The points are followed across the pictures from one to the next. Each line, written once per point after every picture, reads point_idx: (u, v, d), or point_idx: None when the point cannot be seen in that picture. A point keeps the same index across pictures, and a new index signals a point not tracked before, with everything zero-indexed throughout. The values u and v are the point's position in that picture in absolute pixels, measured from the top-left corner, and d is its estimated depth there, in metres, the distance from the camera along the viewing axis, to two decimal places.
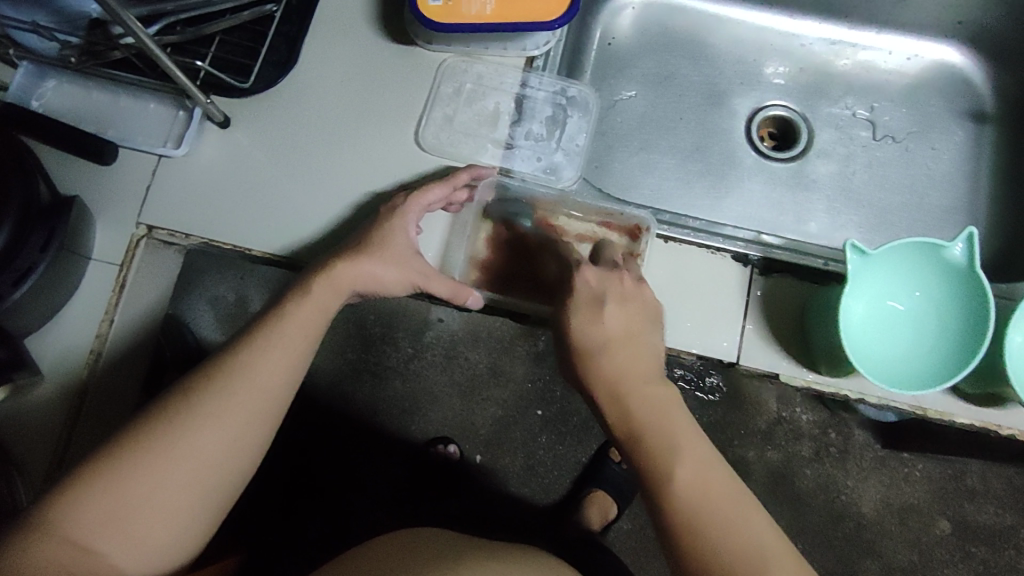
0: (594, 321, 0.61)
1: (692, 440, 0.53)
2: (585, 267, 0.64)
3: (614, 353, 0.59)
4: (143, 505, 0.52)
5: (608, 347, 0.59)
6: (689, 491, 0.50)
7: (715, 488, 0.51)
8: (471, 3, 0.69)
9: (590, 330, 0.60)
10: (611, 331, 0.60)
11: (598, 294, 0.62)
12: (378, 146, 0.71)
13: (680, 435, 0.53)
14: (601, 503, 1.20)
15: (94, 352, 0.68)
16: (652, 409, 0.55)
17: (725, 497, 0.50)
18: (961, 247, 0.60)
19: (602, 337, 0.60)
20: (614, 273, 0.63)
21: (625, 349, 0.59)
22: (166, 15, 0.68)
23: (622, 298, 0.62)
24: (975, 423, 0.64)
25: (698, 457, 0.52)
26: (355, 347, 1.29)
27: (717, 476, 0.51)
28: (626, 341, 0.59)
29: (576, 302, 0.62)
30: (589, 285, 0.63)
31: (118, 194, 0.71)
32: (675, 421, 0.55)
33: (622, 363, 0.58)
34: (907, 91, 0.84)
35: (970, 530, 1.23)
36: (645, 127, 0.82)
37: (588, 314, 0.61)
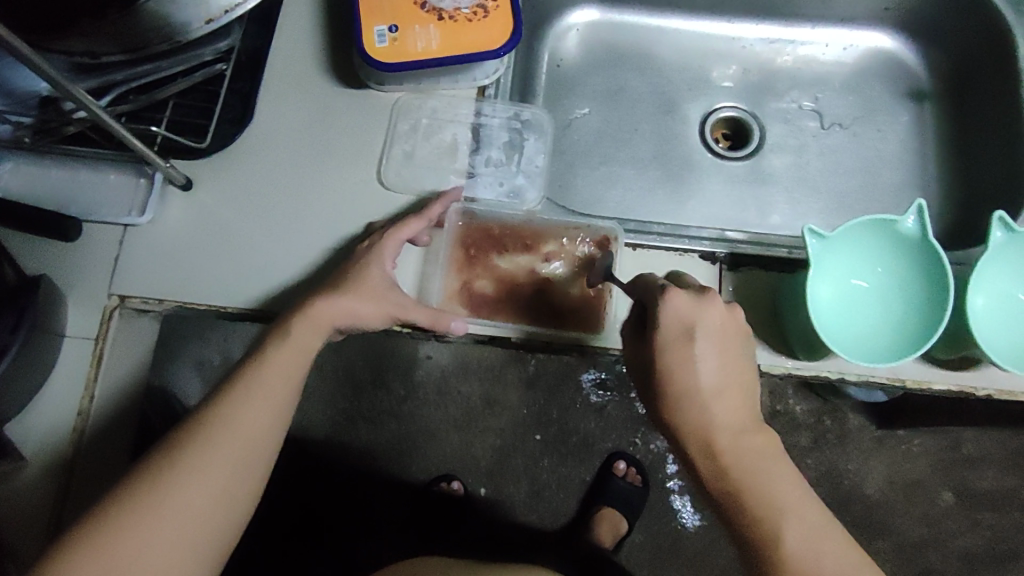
0: (692, 365, 0.54)
1: (794, 491, 0.55)
2: (673, 290, 0.55)
3: (713, 400, 0.55)
4: (134, 566, 0.52)
5: (705, 394, 0.55)
6: (800, 548, 0.54)
7: (817, 538, 0.54)
8: (417, 40, 0.71)
9: (686, 378, 0.54)
10: (707, 377, 0.55)
11: (692, 328, 0.55)
12: (343, 190, 0.72)
13: (786, 492, 0.55)
14: (610, 519, 1.19)
15: (78, 430, 0.67)
16: (754, 465, 0.55)
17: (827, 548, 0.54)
18: (913, 219, 0.62)
19: (700, 383, 0.54)
20: (708, 297, 0.55)
21: (722, 396, 0.55)
22: (117, 85, 0.69)
23: (718, 335, 0.55)
24: (952, 388, 0.65)
25: (800, 509, 0.55)
26: (346, 394, 1.28)
27: (817, 525, 0.55)
28: (723, 385, 0.55)
29: (667, 340, 0.55)
30: (680, 316, 0.55)
31: (87, 267, 0.70)
32: (777, 472, 0.55)
33: (719, 413, 0.55)
34: (848, 79, 0.87)
35: (975, 497, 1.24)
36: (602, 142, 0.83)
37: (686, 357, 0.54)
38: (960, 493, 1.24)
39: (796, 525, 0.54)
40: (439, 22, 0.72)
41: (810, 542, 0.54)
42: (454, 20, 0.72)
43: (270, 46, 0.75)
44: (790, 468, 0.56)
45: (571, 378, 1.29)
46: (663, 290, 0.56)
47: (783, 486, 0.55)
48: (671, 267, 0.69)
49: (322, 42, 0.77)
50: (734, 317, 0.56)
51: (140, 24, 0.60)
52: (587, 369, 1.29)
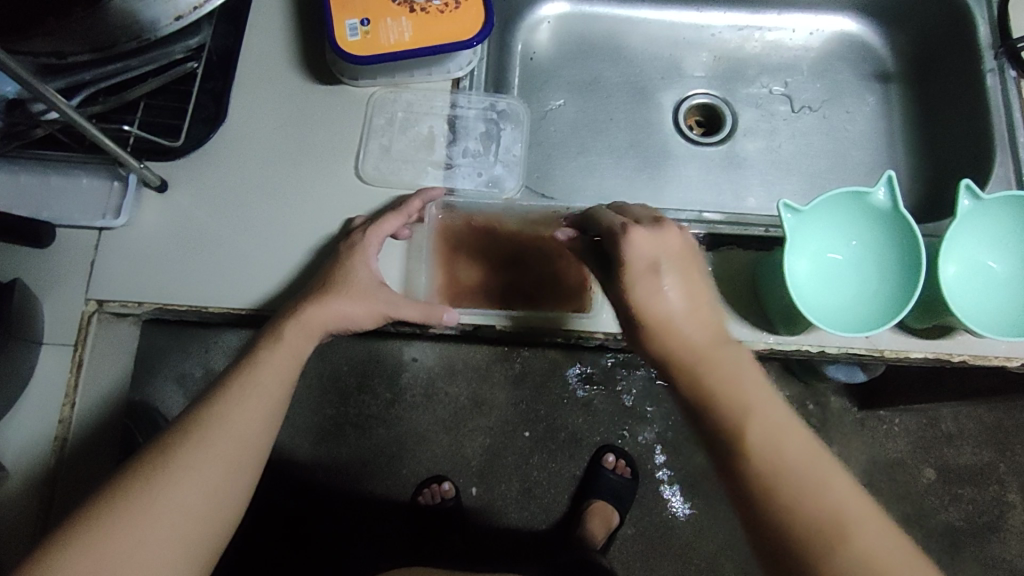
0: (659, 298, 0.53)
1: (767, 398, 0.51)
2: (632, 226, 0.54)
3: (682, 317, 0.52)
4: (126, 564, 0.52)
5: (673, 312, 0.52)
6: (776, 455, 0.49)
7: (796, 448, 0.49)
8: (389, 32, 0.71)
9: (654, 311, 0.52)
10: (673, 304, 0.53)
11: (657, 261, 0.53)
12: (322, 186, 0.72)
13: (759, 399, 0.51)
14: (603, 513, 1.18)
15: (60, 438, 0.66)
16: (725, 373, 0.51)
17: (806, 456, 0.49)
18: (883, 191, 0.64)
19: (667, 310, 0.52)
20: (663, 229, 0.55)
21: (692, 315, 0.53)
22: (84, 86, 0.68)
23: (680, 264, 0.54)
24: (929, 355, 0.67)
25: (775, 417, 0.50)
26: (333, 401, 1.26)
27: (795, 434, 0.50)
28: (691, 308, 0.53)
29: (637, 275, 0.53)
30: (642, 252, 0.54)
31: (62, 274, 0.69)
32: (748, 377, 0.51)
33: (690, 327, 0.52)
34: (816, 63, 0.89)
35: (954, 473, 1.26)
36: (578, 132, 0.84)
37: (653, 292, 0.53)
38: (940, 470, 1.26)
39: (772, 429, 0.50)
40: (410, 14, 0.72)
41: (788, 451, 0.49)
42: (426, 11, 0.72)
43: (242, 44, 0.75)
44: (764, 380, 0.52)
45: (557, 375, 1.29)
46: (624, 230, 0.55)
47: (755, 392, 0.51)
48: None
49: (294, 39, 0.76)
50: (690, 245, 0.56)
51: (110, 21, 0.60)
52: (572, 364, 1.28)
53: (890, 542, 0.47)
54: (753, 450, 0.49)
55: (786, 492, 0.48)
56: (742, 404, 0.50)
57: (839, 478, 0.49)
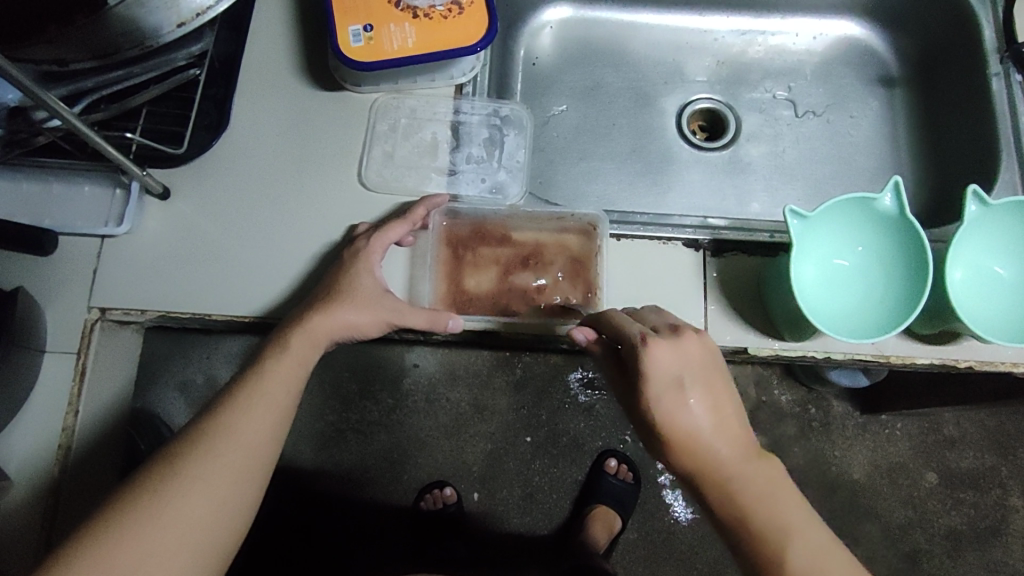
0: (678, 416, 0.53)
1: (801, 518, 0.53)
2: (652, 339, 0.54)
3: (709, 436, 0.53)
4: (133, 575, 0.52)
5: (700, 434, 0.53)
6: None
7: (831, 565, 0.52)
8: (392, 39, 0.71)
9: (673, 432, 0.53)
10: (698, 423, 0.53)
11: (679, 376, 0.53)
12: (325, 193, 0.72)
13: (794, 517, 0.53)
14: (605, 518, 1.18)
15: (63, 447, 0.65)
16: (757, 491, 0.53)
17: (839, 572, 0.52)
18: (890, 197, 0.63)
19: (693, 430, 0.53)
20: (681, 339, 0.54)
21: (721, 429, 0.54)
22: (87, 92, 0.68)
23: (703, 377, 0.54)
24: (935, 361, 0.67)
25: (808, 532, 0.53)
26: (335, 407, 1.26)
27: (827, 550, 0.53)
28: (713, 425, 0.53)
29: (656, 393, 0.53)
30: (665, 366, 0.53)
31: (65, 282, 0.69)
32: (780, 496, 0.54)
33: (718, 445, 0.53)
34: (819, 67, 0.89)
35: (956, 477, 1.25)
36: (581, 138, 0.84)
37: (673, 406, 0.53)
38: (943, 474, 1.25)
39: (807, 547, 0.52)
40: (414, 20, 0.72)
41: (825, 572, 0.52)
42: (429, 17, 0.72)
43: (244, 50, 0.75)
44: (795, 493, 0.54)
45: (559, 380, 1.28)
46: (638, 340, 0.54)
47: (786, 511, 0.53)
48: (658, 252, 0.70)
49: (297, 45, 0.76)
50: (706, 357, 0.55)
51: (112, 29, 0.59)
52: (573, 369, 1.28)
53: None
54: (795, 574, 0.51)
55: None
56: (773, 521, 0.52)
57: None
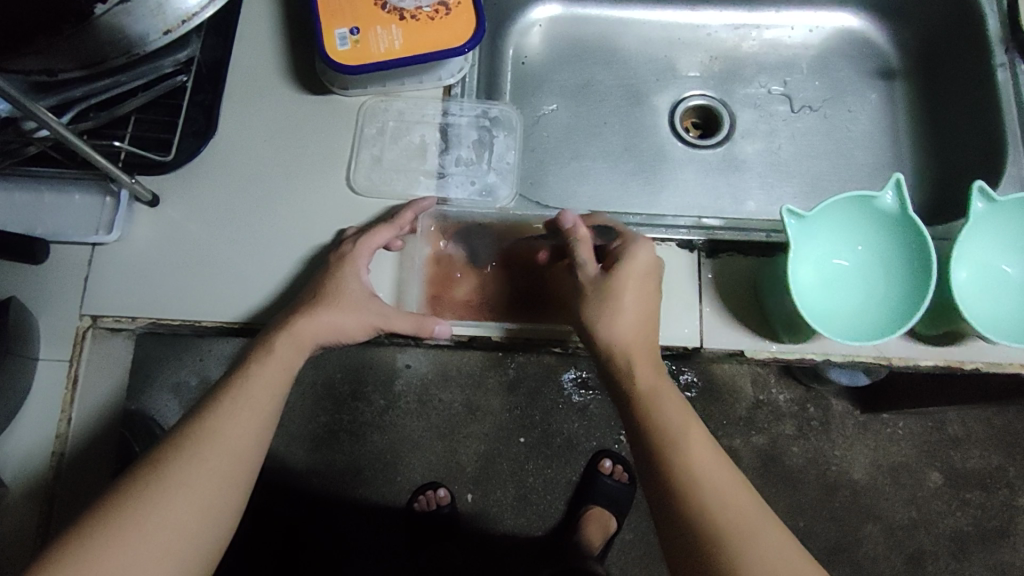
0: (621, 297, 0.61)
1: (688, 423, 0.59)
2: (643, 243, 0.63)
3: (626, 322, 0.60)
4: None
5: (619, 322, 0.60)
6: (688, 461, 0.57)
7: (714, 477, 0.57)
8: (379, 41, 0.71)
9: (612, 308, 0.61)
10: (630, 312, 0.60)
11: (648, 274, 0.62)
12: (310, 197, 0.71)
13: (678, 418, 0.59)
14: (600, 519, 1.17)
15: (57, 453, 0.65)
16: (652, 396, 0.60)
17: (714, 472, 0.57)
18: (891, 195, 0.62)
19: (619, 314, 0.60)
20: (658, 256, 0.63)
21: (638, 324, 0.61)
22: (76, 102, 0.68)
23: (650, 279, 0.62)
24: (939, 363, 0.65)
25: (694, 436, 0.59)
26: (327, 409, 1.26)
27: (715, 462, 0.58)
28: (643, 319, 0.61)
29: (626, 276, 0.61)
30: (643, 261, 0.62)
31: (56, 291, 0.69)
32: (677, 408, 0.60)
33: (633, 336, 0.60)
34: (815, 61, 0.87)
35: (961, 477, 1.23)
36: (572, 138, 0.83)
37: (630, 287, 0.61)
38: (947, 474, 1.23)
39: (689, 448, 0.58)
40: (401, 22, 0.71)
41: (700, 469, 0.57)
42: (416, 18, 0.71)
43: (231, 56, 0.75)
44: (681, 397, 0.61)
45: (552, 380, 1.28)
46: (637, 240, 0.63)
47: (675, 415, 0.59)
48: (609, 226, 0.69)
49: (283, 50, 0.76)
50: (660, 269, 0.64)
51: (97, 37, 0.59)
52: (567, 370, 1.28)
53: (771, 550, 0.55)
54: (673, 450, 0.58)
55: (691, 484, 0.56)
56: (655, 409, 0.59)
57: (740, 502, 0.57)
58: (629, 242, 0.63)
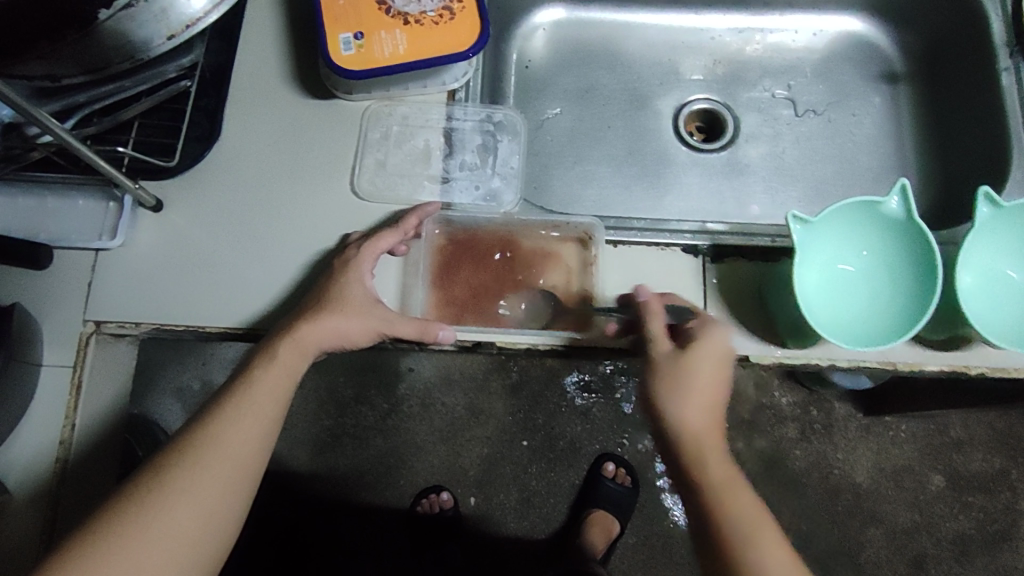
0: (695, 375, 0.60)
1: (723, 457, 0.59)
2: (720, 328, 0.62)
3: (696, 391, 0.59)
4: None
5: (687, 390, 0.59)
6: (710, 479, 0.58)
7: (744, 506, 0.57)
8: (383, 46, 0.70)
9: (684, 387, 0.59)
10: (699, 384, 0.60)
11: (723, 361, 0.61)
12: (314, 202, 0.71)
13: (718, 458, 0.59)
14: (602, 523, 1.17)
15: (60, 459, 0.65)
16: (723, 485, 0.58)
17: (744, 501, 0.57)
18: (897, 200, 0.62)
19: (688, 384, 0.59)
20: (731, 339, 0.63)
21: (703, 385, 0.60)
22: (79, 107, 0.67)
23: (727, 358, 0.61)
24: (945, 368, 0.65)
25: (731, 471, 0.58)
26: (330, 412, 1.26)
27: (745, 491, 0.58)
28: (712, 390, 0.60)
29: (701, 358, 0.60)
30: (722, 347, 0.61)
31: (59, 297, 0.69)
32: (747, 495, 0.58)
33: (699, 403, 0.59)
34: (819, 64, 0.87)
35: (964, 480, 1.23)
36: (576, 142, 0.83)
37: (703, 368, 0.60)
38: (950, 477, 1.23)
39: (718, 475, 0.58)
40: (404, 27, 0.71)
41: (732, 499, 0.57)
42: (420, 23, 0.71)
43: (235, 60, 0.75)
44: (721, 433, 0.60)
45: (554, 383, 1.28)
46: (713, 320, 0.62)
47: (719, 457, 0.59)
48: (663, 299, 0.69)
49: (287, 54, 0.76)
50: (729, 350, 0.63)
51: (103, 42, 0.59)
52: (570, 373, 1.28)
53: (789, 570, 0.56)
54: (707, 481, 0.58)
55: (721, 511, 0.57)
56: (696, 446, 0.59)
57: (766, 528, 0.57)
58: (705, 324, 0.62)
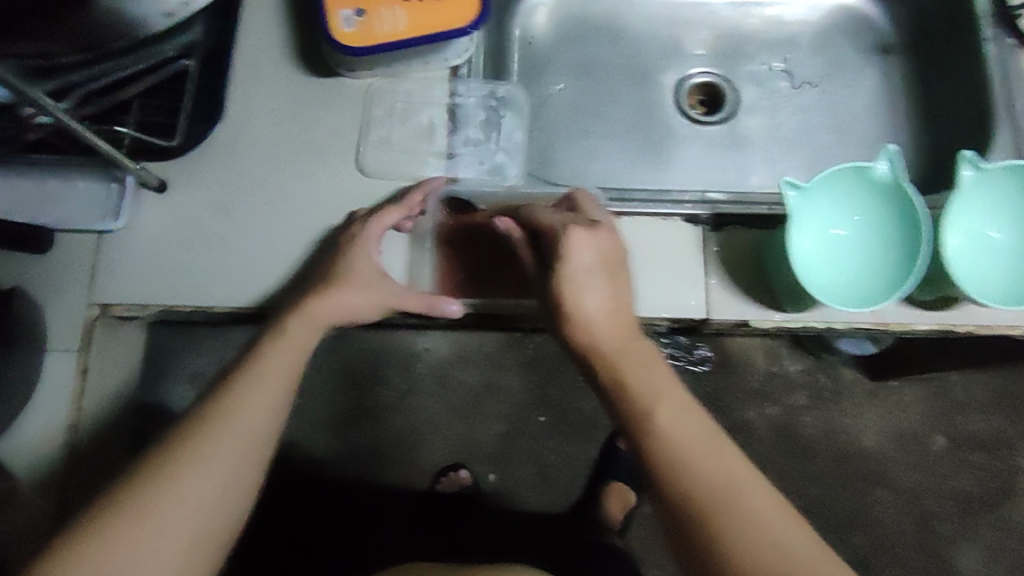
0: (580, 297, 0.60)
1: (637, 351, 0.59)
2: (570, 229, 0.60)
3: (596, 319, 0.59)
4: (136, 555, 0.52)
5: (586, 318, 0.59)
6: (629, 379, 0.57)
7: (661, 394, 0.56)
8: (384, 22, 0.70)
9: (573, 316, 0.60)
10: (592, 309, 0.59)
11: (589, 262, 0.60)
12: (320, 181, 0.71)
13: (634, 359, 0.58)
14: (619, 493, 1.19)
15: (68, 445, 0.65)
16: (638, 374, 0.57)
17: (665, 392, 0.56)
18: (885, 165, 0.63)
19: (584, 314, 0.59)
20: (597, 229, 0.61)
21: (603, 307, 0.60)
22: (76, 87, 0.67)
23: (604, 261, 0.60)
24: (933, 327, 0.68)
25: (650, 369, 0.58)
26: (348, 393, 1.26)
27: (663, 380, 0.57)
28: (612, 307, 0.60)
29: (568, 270, 0.60)
30: (580, 253, 0.60)
31: (65, 281, 0.68)
32: (674, 402, 0.55)
33: (603, 325, 0.59)
34: (815, 37, 0.88)
35: (963, 441, 1.27)
36: (580, 116, 0.84)
37: (576, 283, 0.60)
38: (949, 439, 1.27)
39: (631, 368, 0.57)
40: (405, 3, 0.71)
41: (644, 382, 0.56)
42: None
43: (235, 40, 0.74)
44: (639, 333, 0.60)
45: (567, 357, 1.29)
46: (563, 228, 0.61)
47: (632, 355, 0.58)
48: (554, 215, 0.63)
49: (287, 32, 0.75)
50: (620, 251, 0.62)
51: None
52: None
53: (709, 448, 0.53)
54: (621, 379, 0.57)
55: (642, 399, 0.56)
56: (608, 349, 0.59)
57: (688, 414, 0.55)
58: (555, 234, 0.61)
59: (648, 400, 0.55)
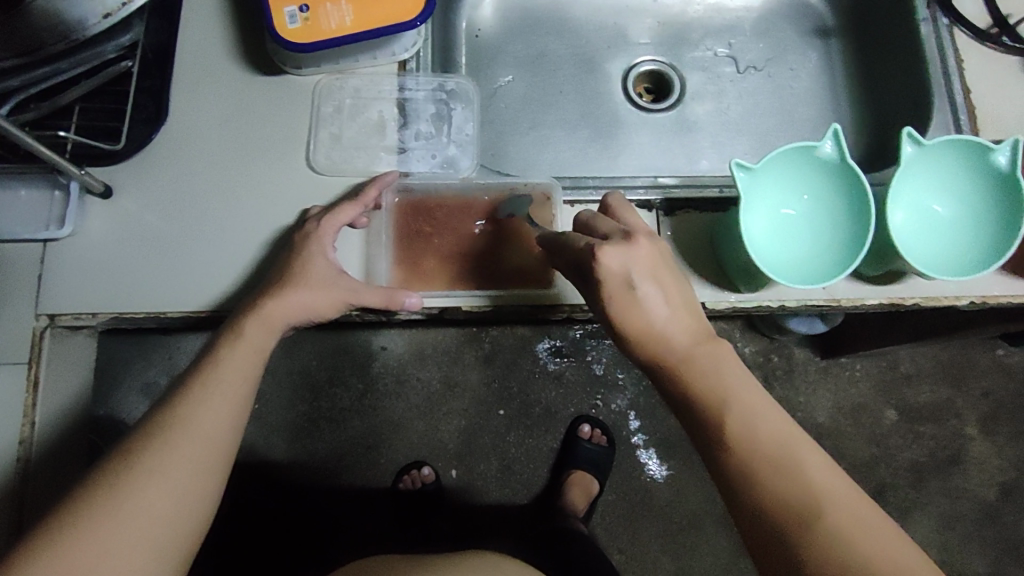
0: (635, 314, 0.53)
1: (713, 353, 0.54)
2: (603, 246, 0.53)
3: (663, 327, 0.54)
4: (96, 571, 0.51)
5: (653, 328, 0.53)
6: (706, 383, 0.53)
7: (746, 400, 0.52)
8: (329, 18, 0.70)
9: (631, 335, 0.54)
10: (653, 320, 0.53)
11: (632, 277, 0.53)
12: (271, 180, 0.70)
13: (711, 362, 0.53)
14: (583, 483, 1.20)
15: (22, 459, 0.64)
16: (718, 380, 0.52)
17: (749, 399, 0.52)
18: (830, 144, 0.65)
19: (644, 327, 0.53)
20: (633, 242, 0.54)
21: (671, 313, 0.54)
22: (13, 93, 0.66)
23: (652, 272, 0.54)
24: (882, 302, 0.70)
25: (729, 371, 0.53)
26: (305, 397, 1.26)
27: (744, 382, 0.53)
28: (678, 315, 0.54)
29: (614, 291, 0.53)
30: (615, 272, 0.53)
31: (9, 292, 0.66)
32: (761, 409, 0.52)
33: (675, 332, 0.54)
34: (757, 22, 0.90)
35: (915, 412, 1.31)
36: (529, 108, 0.84)
37: (628, 303, 0.53)
38: (902, 411, 1.31)
39: (707, 371, 0.53)
40: None
41: (727, 386, 0.52)
42: None
43: (178, 40, 0.73)
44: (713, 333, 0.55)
45: (527, 350, 1.30)
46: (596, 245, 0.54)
47: (710, 359, 0.53)
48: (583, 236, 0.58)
49: (231, 30, 0.74)
50: (665, 254, 0.55)
51: None
52: (541, 339, 1.30)
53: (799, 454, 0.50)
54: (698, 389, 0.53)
55: (731, 409, 0.51)
56: (681, 354, 0.53)
57: (776, 421, 0.51)
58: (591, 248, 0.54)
59: (730, 407, 0.51)
